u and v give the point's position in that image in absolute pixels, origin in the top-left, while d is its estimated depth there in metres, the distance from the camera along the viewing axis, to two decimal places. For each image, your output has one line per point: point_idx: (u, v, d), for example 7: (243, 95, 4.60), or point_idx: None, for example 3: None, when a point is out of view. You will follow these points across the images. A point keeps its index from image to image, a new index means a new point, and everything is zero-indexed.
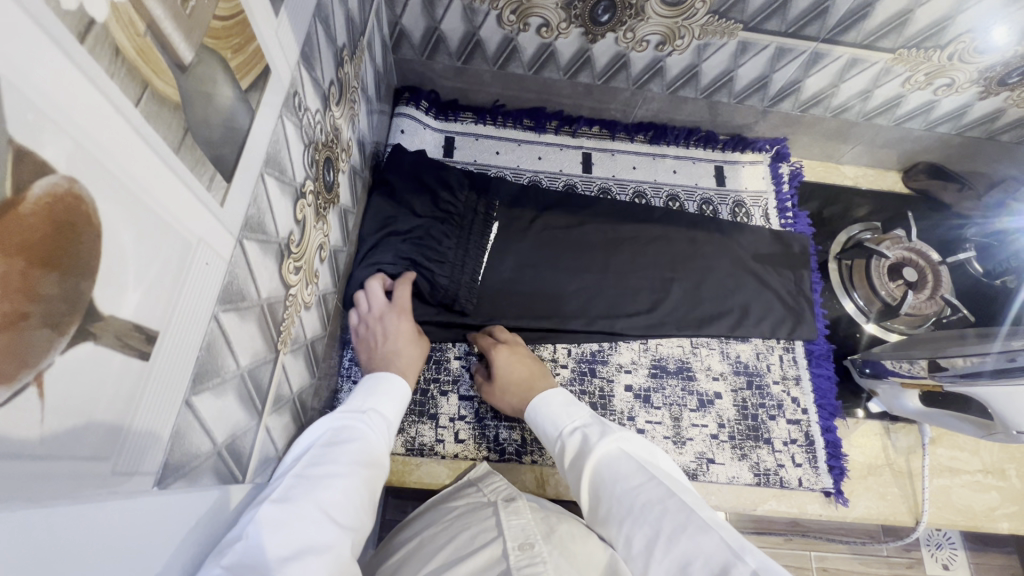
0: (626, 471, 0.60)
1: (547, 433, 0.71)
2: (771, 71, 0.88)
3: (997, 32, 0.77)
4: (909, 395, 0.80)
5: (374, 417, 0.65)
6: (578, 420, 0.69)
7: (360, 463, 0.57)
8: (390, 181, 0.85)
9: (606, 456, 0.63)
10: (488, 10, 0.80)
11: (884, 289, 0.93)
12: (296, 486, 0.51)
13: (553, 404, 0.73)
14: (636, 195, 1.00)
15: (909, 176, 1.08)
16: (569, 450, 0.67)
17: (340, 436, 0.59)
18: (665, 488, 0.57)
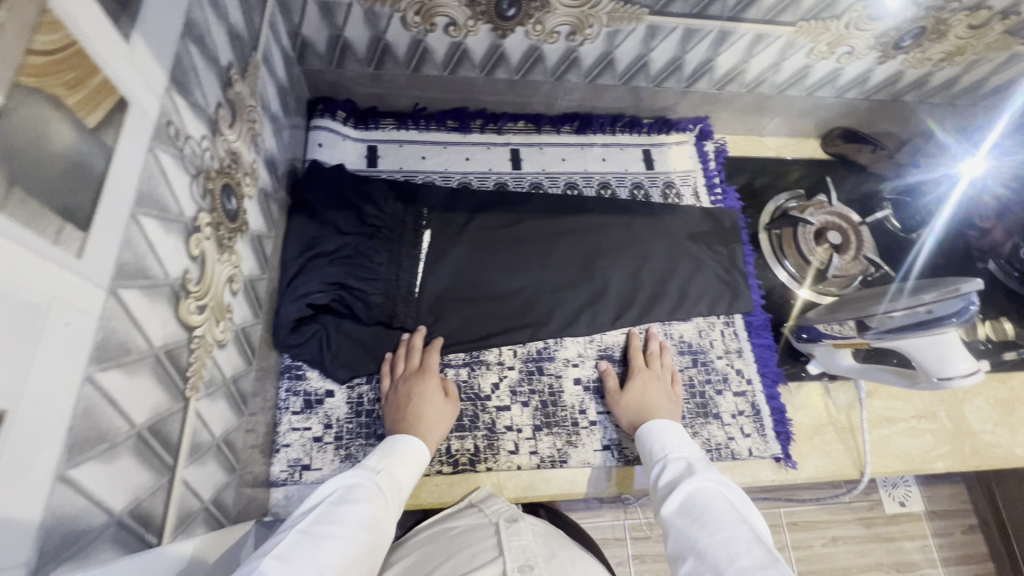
0: (719, 504, 0.60)
1: (654, 453, 0.73)
2: (683, 53, 0.88)
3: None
4: (843, 354, 0.84)
5: (388, 479, 0.64)
6: (690, 452, 0.70)
7: (365, 527, 0.56)
8: (310, 198, 0.81)
9: (699, 486, 0.63)
10: (390, 12, 0.77)
11: (812, 254, 0.97)
12: (295, 546, 0.51)
13: (668, 430, 0.74)
14: (568, 186, 1.00)
15: (827, 142, 1.12)
16: (667, 473, 0.68)
17: (351, 493, 0.60)
18: (756, 533, 0.56)
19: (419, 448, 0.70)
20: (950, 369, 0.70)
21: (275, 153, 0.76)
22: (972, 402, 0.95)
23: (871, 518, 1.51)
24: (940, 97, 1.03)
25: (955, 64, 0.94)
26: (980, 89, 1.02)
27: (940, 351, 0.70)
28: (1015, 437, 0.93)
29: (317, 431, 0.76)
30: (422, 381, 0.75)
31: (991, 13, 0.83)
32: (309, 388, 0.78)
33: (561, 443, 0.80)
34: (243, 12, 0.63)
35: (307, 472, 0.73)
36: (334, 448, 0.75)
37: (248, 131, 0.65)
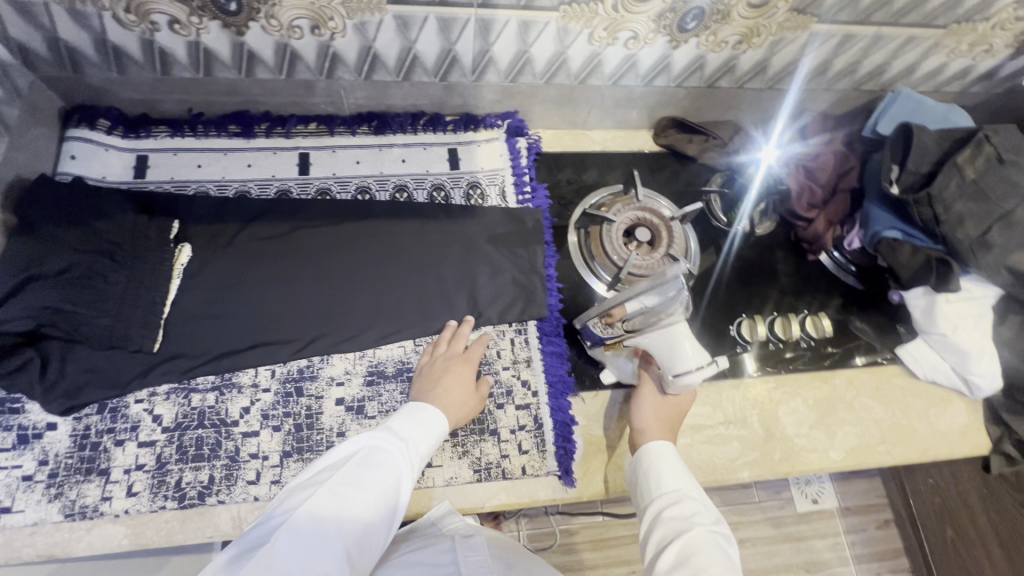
0: (721, 562, 0.57)
1: (657, 483, 0.67)
2: (451, 44, 0.82)
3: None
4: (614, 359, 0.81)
5: (409, 448, 0.68)
6: (697, 493, 0.66)
7: (383, 496, 0.61)
8: (31, 214, 0.75)
9: (704, 537, 0.60)
10: (97, 11, 0.71)
11: (615, 254, 0.90)
12: (324, 503, 0.58)
13: (671, 461, 0.69)
14: (359, 191, 0.94)
15: (658, 133, 1.06)
16: (674, 508, 0.64)
17: (375, 457, 0.64)
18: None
19: (441, 419, 0.72)
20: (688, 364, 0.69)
21: None
22: (788, 404, 0.89)
23: (780, 518, 1.45)
24: (759, 83, 0.98)
25: (756, 46, 0.89)
26: (797, 73, 0.96)
27: (676, 343, 0.70)
28: (832, 440, 0.87)
29: (27, 469, 0.69)
30: (458, 365, 0.79)
31: None
32: (26, 422, 0.71)
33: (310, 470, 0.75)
34: None
35: (6, 515, 0.67)
36: (44, 487, 0.69)
37: None
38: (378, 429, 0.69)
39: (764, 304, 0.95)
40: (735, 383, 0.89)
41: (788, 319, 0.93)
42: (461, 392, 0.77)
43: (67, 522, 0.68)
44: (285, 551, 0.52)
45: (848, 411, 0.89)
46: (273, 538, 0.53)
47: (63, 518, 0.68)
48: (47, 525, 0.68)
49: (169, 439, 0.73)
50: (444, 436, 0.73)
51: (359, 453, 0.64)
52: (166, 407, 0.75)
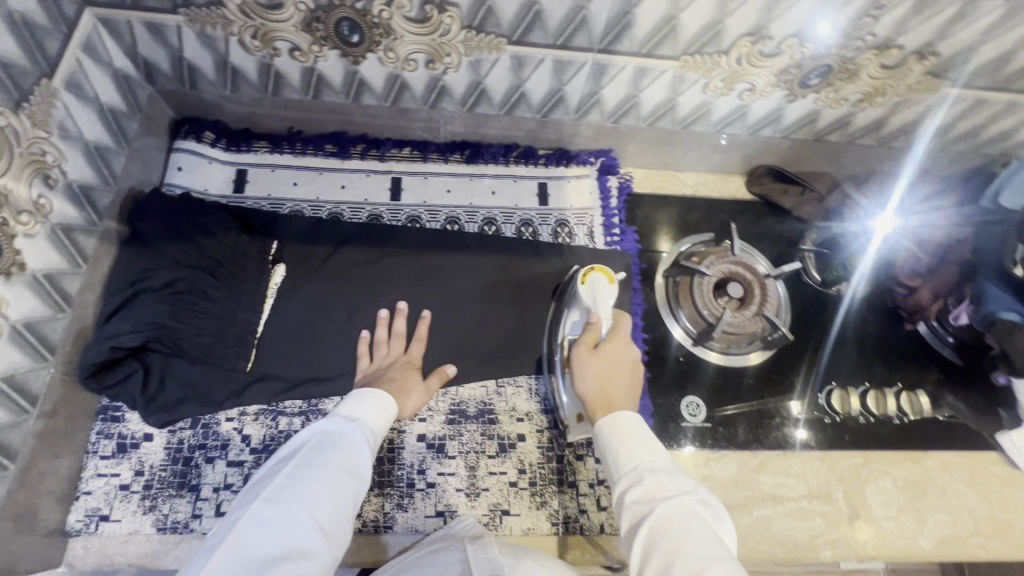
0: (695, 534, 0.50)
1: (617, 464, 0.60)
2: (561, 84, 0.80)
3: (805, 22, 0.69)
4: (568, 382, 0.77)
5: (363, 426, 0.66)
6: (655, 460, 0.58)
7: (346, 468, 0.60)
8: (141, 227, 0.76)
9: (674, 510, 0.53)
10: (225, 35, 0.72)
11: (706, 308, 0.87)
12: (283, 488, 0.56)
13: (631, 432, 0.61)
14: (448, 221, 0.93)
15: (752, 180, 1.02)
16: (635, 491, 0.56)
17: (328, 441, 0.62)
18: (738, 565, 0.48)
19: (386, 400, 0.71)
20: (583, 287, 0.79)
21: (94, 182, 0.71)
22: (876, 482, 0.85)
23: None
24: (871, 139, 0.93)
25: (878, 105, 0.84)
26: (914, 133, 0.91)
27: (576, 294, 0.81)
28: (921, 526, 0.83)
29: (125, 478, 0.72)
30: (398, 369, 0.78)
31: (905, 52, 0.73)
32: (125, 431, 0.73)
33: (390, 506, 0.75)
34: (19, 39, 0.58)
35: (104, 522, 0.70)
36: (140, 498, 0.71)
37: (29, 164, 0.61)
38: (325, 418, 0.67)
39: (856, 373, 0.91)
40: (820, 454, 0.86)
41: (881, 393, 0.89)
42: (411, 382, 0.77)
43: (159, 535, 0.70)
44: (253, 539, 0.51)
45: (940, 496, 0.85)
46: (236, 530, 0.52)
47: (156, 530, 0.70)
48: (141, 536, 0.70)
49: (256, 460, 0.74)
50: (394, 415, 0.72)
51: (309, 440, 0.62)
52: (254, 428, 0.76)
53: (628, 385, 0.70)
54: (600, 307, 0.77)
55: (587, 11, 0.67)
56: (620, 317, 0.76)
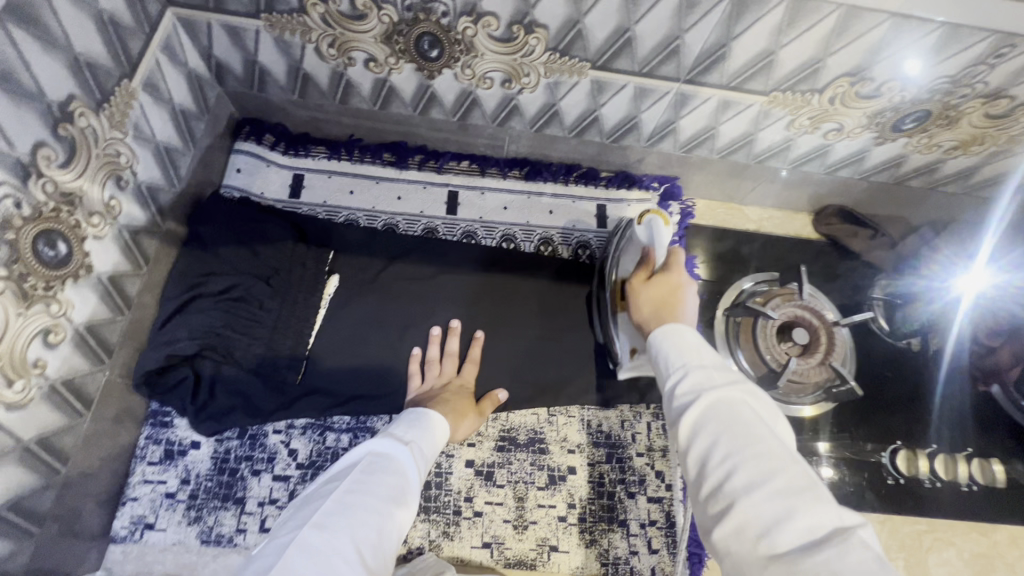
0: (750, 417, 0.44)
1: (667, 360, 0.52)
2: (638, 112, 0.77)
3: (911, 66, 0.65)
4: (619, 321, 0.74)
5: (413, 453, 0.62)
6: (705, 357, 0.51)
7: (395, 497, 0.55)
8: (202, 230, 0.75)
9: (729, 397, 0.46)
10: (302, 42, 0.71)
11: (769, 353, 0.84)
12: (333, 513, 0.50)
13: (682, 339, 0.54)
14: (504, 239, 0.91)
15: (820, 219, 0.98)
16: (683, 381, 0.49)
17: (378, 465, 0.58)
18: (788, 449, 0.43)
19: (443, 423, 0.69)
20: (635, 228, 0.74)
21: (161, 183, 0.71)
22: (939, 552, 0.80)
23: None
24: (955, 187, 0.88)
25: (971, 154, 0.79)
26: (1004, 184, 0.86)
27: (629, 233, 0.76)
28: None
29: (170, 486, 0.71)
30: (450, 391, 0.75)
31: (1014, 103, 0.69)
32: (173, 438, 0.73)
33: (436, 534, 0.73)
34: (105, 39, 0.57)
35: (149, 531, 0.69)
36: (185, 509, 0.70)
37: (105, 166, 0.59)
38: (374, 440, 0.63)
39: (926, 431, 0.86)
40: (880, 516, 0.81)
41: (952, 459, 0.84)
42: (467, 408, 0.74)
43: (203, 548, 0.69)
44: (300, 565, 0.45)
45: (1008, 573, 0.80)
46: (280, 556, 0.46)
47: (199, 543, 0.69)
48: (184, 546, 0.69)
49: (302, 477, 0.73)
50: (443, 444, 0.69)
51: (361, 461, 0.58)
52: (301, 442, 0.75)
53: (690, 314, 0.63)
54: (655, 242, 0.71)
55: (681, 41, 0.64)
56: (676, 249, 0.70)
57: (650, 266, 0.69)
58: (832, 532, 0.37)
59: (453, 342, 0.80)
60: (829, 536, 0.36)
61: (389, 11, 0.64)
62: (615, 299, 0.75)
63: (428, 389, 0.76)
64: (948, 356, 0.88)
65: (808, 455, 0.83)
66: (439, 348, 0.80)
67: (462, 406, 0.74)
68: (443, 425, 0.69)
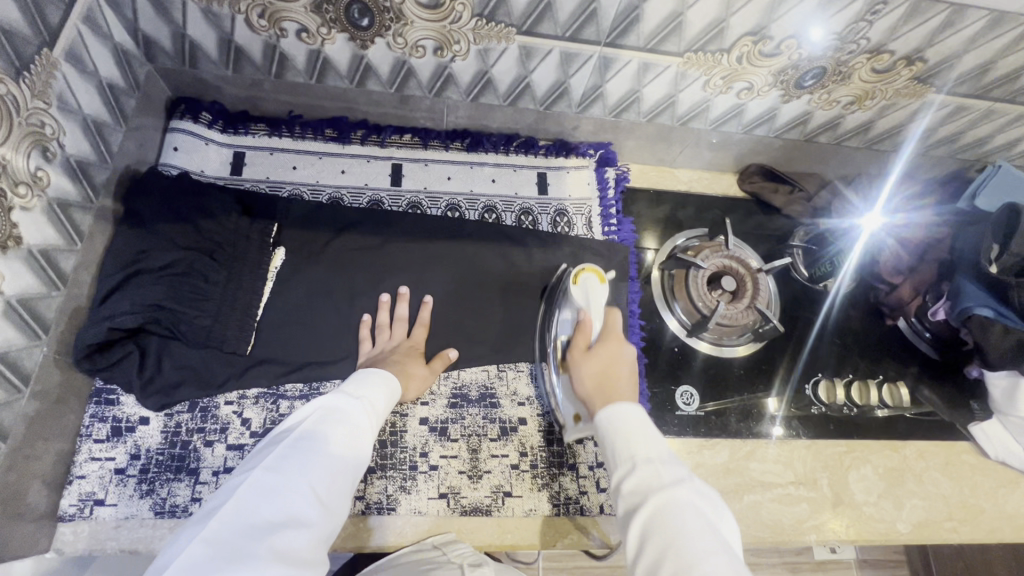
0: (695, 530, 0.50)
1: (616, 449, 0.59)
2: (566, 77, 0.82)
3: (804, 24, 0.71)
4: (563, 384, 0.77)
5: (369, 402, 0.64)
6: (652, 450, 0.58)
7: (348, 443, 0.58)
8: (137, 206, 0.75)
9: (674, 500, 0.53)
10: (231, 14, 0.71)
11: (700, 300, 0.90)
12: (286, 457, 0.54)
13: (629, 421, 0.60)
14: (449, 209, 0.94)
15: (744, 178, 1.05)
16: (632, 478, 0.56)
17: (333, 413, 0.60)
18: (731, 562, 0.49)
19: (387, 377, 0.68)
20: (574, 288, 0.78)
21: (91, 158, 0.70)
22: (858, 469, 0.88)
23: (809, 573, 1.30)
24: (857, 142, 0.97)
25: (866, 109, 0.88)
26: (898, 137, 0.95)
27: (567, 295, 0.81)
28: (899, 511, 0.86)
29: (120, 462, 0.70)
30: (400, 352, 0.78)
31: (895, 57, 0.77)
32: (119, 415, 0.72)
33: (393, 489, 0.76)
34: (22, 6, 0.56)
35: (99, 507, 0.69)
36: (136, 482, 0.70)
37: (28, 136, 0.59)
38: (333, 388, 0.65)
39: (841, 365, 0.95)
40: (805, 442, 0.89)
41: (865, 385, 0.92)
42: (418, 367, 0.77)
43: (156, 520, 0.69)
44: (253, 504, 0.49)
45: (916, 483, 0.88)
46: (234, 497, 0.50)
47: (153, 515, 0.69)
48: (136, 520, 0.69)
49: (256, 444, 0.74)
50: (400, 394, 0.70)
51: (315, 409, 0.61)
52: (255, 411, 0.75)
53: (628, 383, 0.68)
54: (591, 305, 0.77)
55: (597, 3, 0.68)
56: (611, 313, 0.76)
57: (588, 335, 0.74)
58: None
59: (402, 306, 0.82)
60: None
61: None
62: (559, 362, 0.79)
63: (380, 352, 0.79)
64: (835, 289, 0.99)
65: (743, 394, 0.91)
66: (389, 313, 0.82)
67: (413, 365, 0.77)
68: (391, 385, 0.68)
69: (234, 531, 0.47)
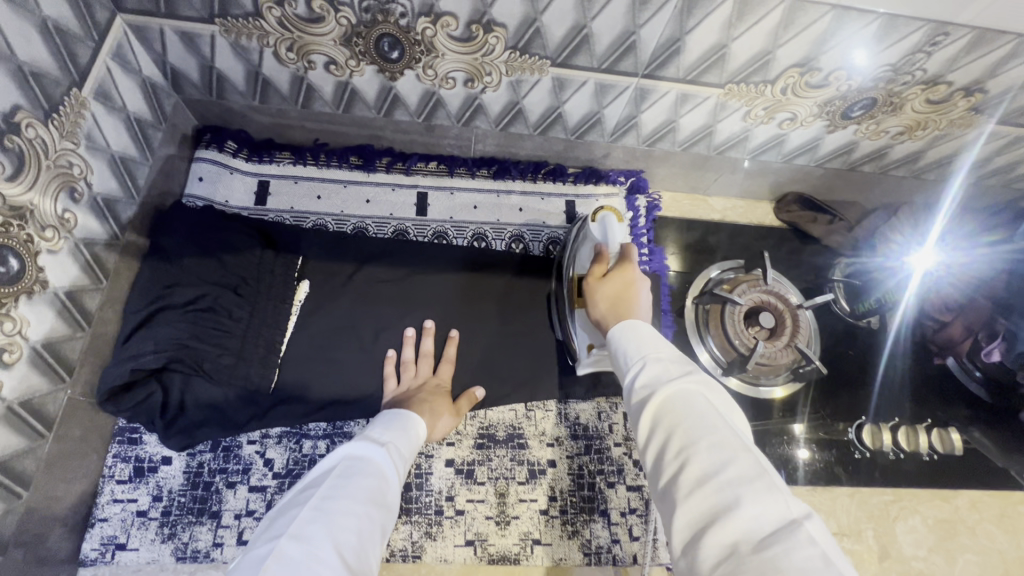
0: (702, 414, 0.43)
1: (625, 356, 0.53)
2: (600, 107, 0.79)
3: (858, 56, 0.67)
4: (579, 319, 0.74)
5: (390, 455, 0.60)
6: (662, 350, 0.51)
7: (375, 499, 0.53)
8: (162, 241, 0.73)
9: (682, 389, 0.46)
10: (259, 47, 0.70)
11: (737, 338, 0.86)
12: (312, 520, 0.47)
13: (642, 336, 0.54)
14: (475, 238, 0.91)
15: (781, 206, 1.01)
16: (638, 374, 0.49)
17: (355, 468, 0.55)
18: (742, 439, 0.42)
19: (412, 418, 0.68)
20: (593, 226, 0.73)
21: (118, 194, 0.69)
22: (906, 520, 0.83)
23: None
24: (905, 171, 0.92)
25: (916, 138, 0.83)
26: (949, 167, 0.90)
27: (586, 231, 0.77)
28: (951, 567, 0.81)
29: (142, 504, 0.69)
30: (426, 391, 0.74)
31: (952, 89, 0.72)
32: (142, 455, 0.71)
33: (418, 535, 0.73)
34: (51, 48, 0.55)
35: (120, 551, 0.68)
36: (158, 526, 0.69)
37: (56, 179, 0.58)
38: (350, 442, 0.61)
39: (888, 406, 0.90)
40: (849, 489, 0.85)
41: (913, 429, 0.88)
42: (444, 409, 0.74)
43: (178, 565, 0.68)
44: None
45: (969, 536, 0.83)
46: (259, 572, 0.43)
47: (175, 560, 0.68)
48: (158, 564, 0.68)
49: (279, 486, 0.72)
50: (418, 443, 0.67)
51: (336, 465, 0.55)
52: (277, 451, 0.74)
53: (643, 308, 0.64)
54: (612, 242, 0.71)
55: (636, 36, 0.65)
56: (630, 245, 0.70)
57: (605, 264, 0.70)
58: (778, 522, 0.36)
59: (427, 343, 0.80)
60: (775, 532, 0.36)
61: (347, 13, 0.64)
62: (575, 297, 0.75)
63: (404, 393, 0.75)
64: (897, 327, 0.93)
65: (783, 433, 0.86)
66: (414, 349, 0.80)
67: (440, 407, 0.74)
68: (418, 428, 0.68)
69: None
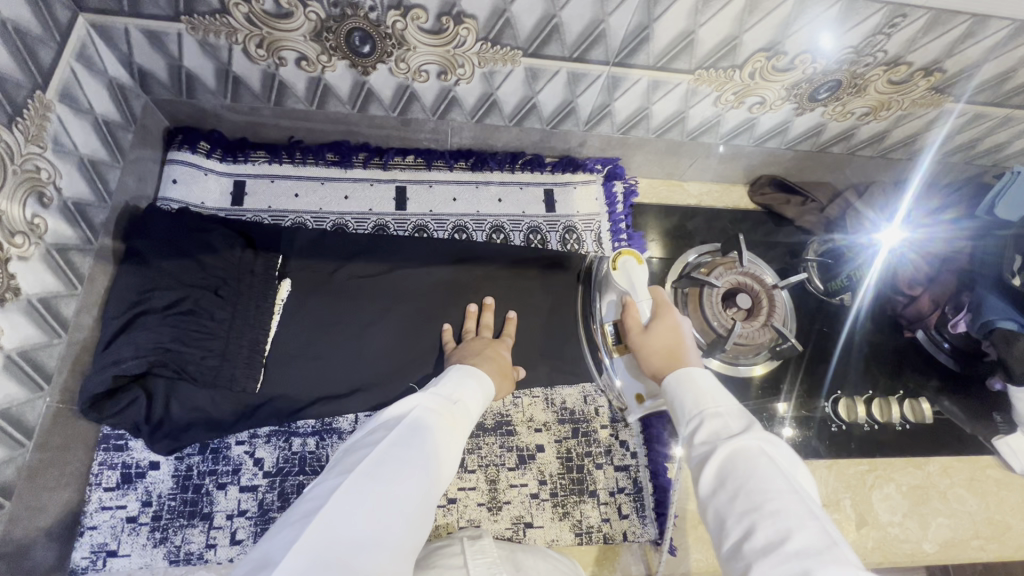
0: (769, 474, 0.45)
1: (684, 406, 0.57)
2: (574, 97, 0.80)
3: (821, 39, 0.69)
4: (620, 363, 0.77)
5: (459, 412, 0.60)
6: (721, 403, 0.54)
7: (439, 454, 0.53)
8: (137, 244, 0.73)
9: (742, 446, 0.48)
10: (228, 44, 0.69)
11: (715, 319, 0.86)
12: (380, 464, 0.49)
13: (703, 386, 0.58)
14: (456, 230, 0.92)
15: (756, 189, 1.04)
16: (702, 429, 0.53)
17: (424, 421, 0.55)
18: (807, 504, 0.43)
19: (483, 378, 0.67)
20: (616, 273, 0.77)
21: (89, 199, 0.68)
22: (881, 488, 0.87)
23: None
24: (872, 150, 0.95)
25: (881, 119, 0.86)
26: (914, 145, 0.93)
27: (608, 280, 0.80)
28: (925, 531, 0.85)
29: (131, 510, 0.70)
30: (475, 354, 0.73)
31: (913, 69, 0.74)
32: (129, 461, 0.71)
33: None
34: (11, 50, 0.55)
35: (112, 558, 0.68)
36: (149, 531, 0.69)
37: (23, 183, 0.57)
38: (422, 390, 0.61)
39: (862, 381, 0.93)
40: (828, 462, 0.88)
41: (886, 400, 0.91)
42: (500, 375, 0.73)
43: (172, 567, 0.69)
44: (344, 517, 0.43)
45: (941, 500, 0.87)
46: (325, 507, 0.44)
47: (168, 563, 0.69)
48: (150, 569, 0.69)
49: (269, 485, 0.73)
50: (487, 400, 0.67)
51: (408, 412, 0.56)
52: (267, 451, 0.74)
53: (693, 352, 0.67)
54: (636, 289, 0.75)
55: (605, 25, 0.66)
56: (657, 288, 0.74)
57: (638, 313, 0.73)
58: None
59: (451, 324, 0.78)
60: None
61: (315, 8, 0.64)
62: (614, 343, 0.78)
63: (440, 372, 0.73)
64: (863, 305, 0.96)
65: (762, 411, 0.89)
66: (396, 344, 0.80)
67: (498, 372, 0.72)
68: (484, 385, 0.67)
69: (326, 548, 0.41)
